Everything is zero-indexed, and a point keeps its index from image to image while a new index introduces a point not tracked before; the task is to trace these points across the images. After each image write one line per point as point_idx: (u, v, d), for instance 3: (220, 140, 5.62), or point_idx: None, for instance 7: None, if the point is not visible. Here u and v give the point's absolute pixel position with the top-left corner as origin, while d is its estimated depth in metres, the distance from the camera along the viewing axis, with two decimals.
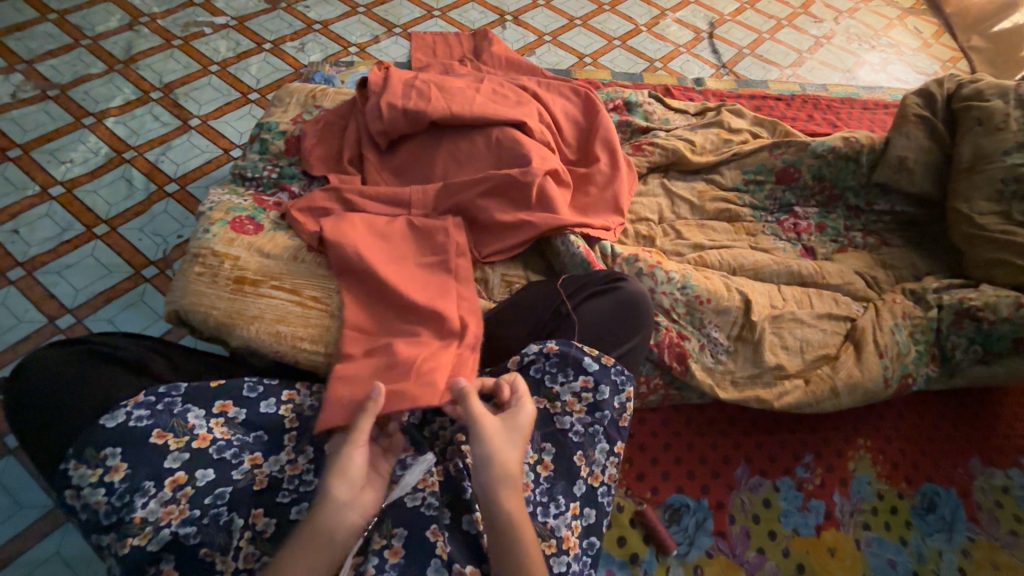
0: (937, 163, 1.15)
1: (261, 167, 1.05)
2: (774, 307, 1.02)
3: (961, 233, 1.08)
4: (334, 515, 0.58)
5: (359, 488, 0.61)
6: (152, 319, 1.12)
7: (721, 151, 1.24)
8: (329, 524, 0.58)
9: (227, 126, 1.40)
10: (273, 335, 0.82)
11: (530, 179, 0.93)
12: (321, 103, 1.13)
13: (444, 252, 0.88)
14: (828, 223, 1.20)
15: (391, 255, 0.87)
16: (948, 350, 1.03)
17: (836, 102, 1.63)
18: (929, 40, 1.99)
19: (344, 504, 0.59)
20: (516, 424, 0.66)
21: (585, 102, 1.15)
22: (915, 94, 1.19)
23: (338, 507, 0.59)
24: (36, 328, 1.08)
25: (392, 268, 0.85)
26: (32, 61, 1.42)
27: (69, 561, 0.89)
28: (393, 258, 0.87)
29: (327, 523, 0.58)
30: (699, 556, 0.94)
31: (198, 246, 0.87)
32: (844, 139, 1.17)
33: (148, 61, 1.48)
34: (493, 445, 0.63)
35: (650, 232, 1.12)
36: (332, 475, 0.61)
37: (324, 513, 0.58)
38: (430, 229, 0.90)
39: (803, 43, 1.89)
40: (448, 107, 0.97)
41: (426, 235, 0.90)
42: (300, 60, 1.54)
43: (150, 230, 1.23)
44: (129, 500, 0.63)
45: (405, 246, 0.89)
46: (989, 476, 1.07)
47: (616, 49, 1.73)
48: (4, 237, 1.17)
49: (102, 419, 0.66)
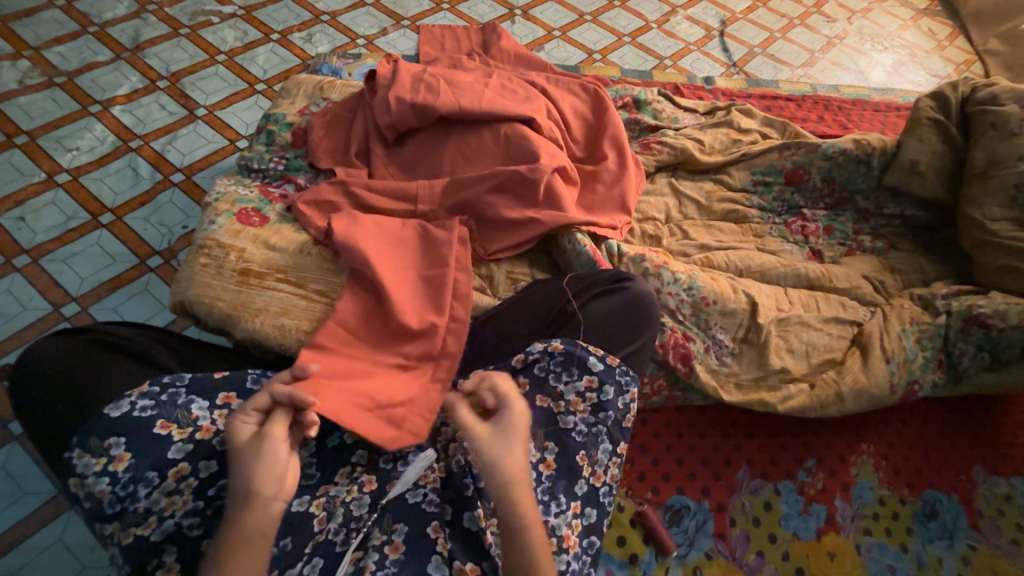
0: (949, 168, 1.14)
1: (267, 158, 1.04)
2: (781, 310, 1.01)
3: (972, 239, 1.07)
4: (259, 512, 0.58)
5: (282, 481, 0.60)
6: (156, 309, 1.12)
7: (730, 151, 1.23)
8: (254, 521, 0.57)
9: (233, 116, 1.39)
10: (277, 328, 0.82)
11: (538, 176, 0.92)
12: (329, 96, 1.13)
13: (444, 265, 0.85)
14: (836, 226, 1.19)
15: (394, 261, 0.85)
16: (955, 357, 1.02)
17: (847, 103, 1.61)
18: (943, 42, 1.96)
19: (269, 498, 0.59)
20: (503, 426, 0.65)
21: (593, 99, 1.14)
22: (929, 97, 1.17)
23: (263, 503, 0.58)
24: (42, 316, 1.08)
25: (392, 276, 0.83)
26: (39, 47, 1.41)
27: (71, 548, 0.90)
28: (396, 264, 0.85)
29: (250, 522, 0.57)
30: (698, 558, 0.94)
31: (203, 237, 0.86)
32: (855, 141, 1.16)
33: (155, 50, 1.47)
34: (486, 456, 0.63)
35: (657, 232, 1.11)
36: (248, 472, 0.59)
37: (251, 515, 0.57)
38: (433, 237, 0.88)
39: (815, 43, 1.87)
40: (457, 102, 0.96)
41: (426, 242, 0.88)
42: (307, 51, 1.53)
43: (156, 220, 1.22)
44: (133, 490, 0.64)
45: (406, 251, 0.87)
46: (992, 485, 1.07)
47: (626, 46, 1.72)
48: (10, 224, 1.17)
49: (107, 409, 0.66)
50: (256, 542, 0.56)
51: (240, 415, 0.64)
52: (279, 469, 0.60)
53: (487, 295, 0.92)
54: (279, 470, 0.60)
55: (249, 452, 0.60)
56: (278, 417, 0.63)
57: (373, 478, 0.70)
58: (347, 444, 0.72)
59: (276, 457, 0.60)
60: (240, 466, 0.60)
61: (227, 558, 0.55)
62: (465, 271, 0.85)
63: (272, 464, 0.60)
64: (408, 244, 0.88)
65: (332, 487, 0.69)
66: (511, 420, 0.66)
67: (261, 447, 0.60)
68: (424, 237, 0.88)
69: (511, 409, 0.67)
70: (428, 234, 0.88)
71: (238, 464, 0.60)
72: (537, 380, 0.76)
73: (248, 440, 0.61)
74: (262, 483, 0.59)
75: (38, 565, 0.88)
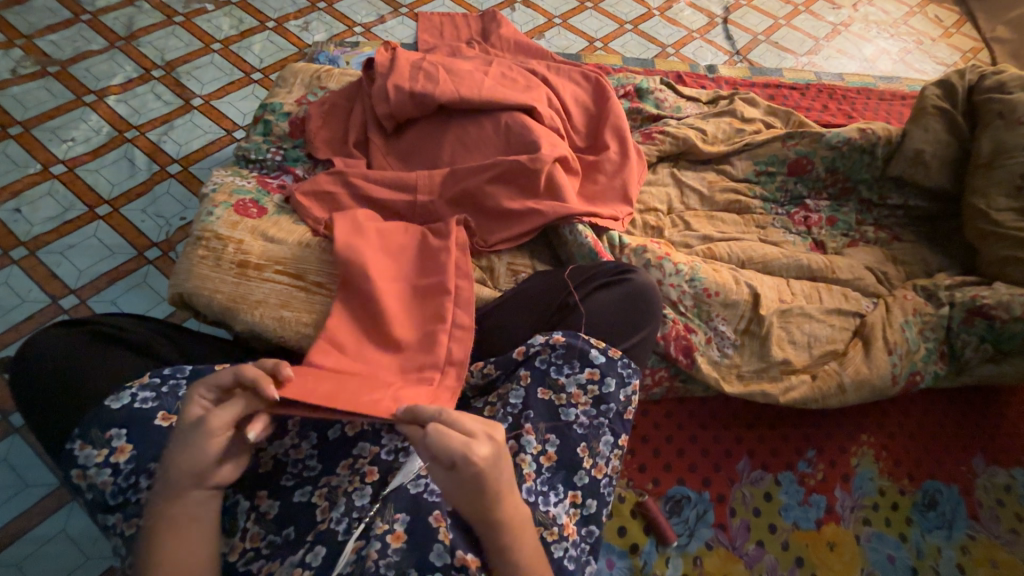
0: (954, 158, 1.13)
1: (264, 149, 1.03)
2: (783, 302, 1.00)
3: (976, 229, 1.06)
4: (182, 497, 0.58)
5: (211, 472, 0.59)
6: (155, 302, 1.12)
7: (733, 141, 1.22)
8: (177, 506, 0.58)
9: (230, 106, 1.37)
10: (277, 320, 0.82)
11: (539, 166, 0.91)
12: (326, 85, 1.11)
13: (445, 272, 0.82)
14: (839, 217, 1.18)
15: (391, 271, 0.83)
16: (957, 348, 1.02)
17: (852, 92, 1.59)
18: (949, 29, 1.93)
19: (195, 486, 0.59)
20: (495, 464, 0.59)
21: (595, 88, 1.12)
22: (935, 85, 1.16)
23: (186, 489, 0.58)
24: (40, 308, 1.08)
25: (387, 285, 0.81)
26: (32, 36, 1.39)
27: (75, 538, 0.90)
28: (392, 274, 0.83)
29: (172, 504, 0.58)
30: (699, 547, 0.94)
31: (201, 229, 0.85)
32: (860, 130, 1.14)
33: (149, 38, 1.45)
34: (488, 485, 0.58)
35: (659, 223, 1.10)
36: (179, 455, 0.58)
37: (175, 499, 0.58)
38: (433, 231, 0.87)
39: (820, 30, 1.84)
40: (457, 90, 0.95)
41: (427, 234, 0.88)
42: (304, 39, 1.51)
43: (153, 211, 1.21)
44: (135, 481, 0.64)
45: (404, 261, 0.85)
46: (992, 475, 1.07)
47: (628, 33, 1.69)
48: (6, 216, 1.16)
49: (107, 401, 0.66)
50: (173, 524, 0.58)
51: (199, 392, 0.61)
52: (207, 461, 0.58)
53: (487, 287, 0.91)
54: (208, 462, 0.59)
55: (187, 435, 0.59)
56: (227, 405, 0.60)
57: (375, 469, 0.70)
58: (348, 436, 0.72)
59: (204, 449, 0.58)
60: (176, 447, 0.59)
61: (150, 533, 0.57)
62: (467, 278, 0.82)
63: (199, 455, 0.58)
64: (406, 253, 0.86)
65: (334, 478, 0.69)
66: (500, 455, 0.59)
67: (195, 434, 0.58)
68: (425, 248, 0.86)
69: (498, 443, 0.60)
70: (427, 244, 0.86)
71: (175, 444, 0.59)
72: (539, 372, 0.76)
73: (191, 422, 0.59)
74: (186, 469, 0.58)
75: (43, 555, 0.89)
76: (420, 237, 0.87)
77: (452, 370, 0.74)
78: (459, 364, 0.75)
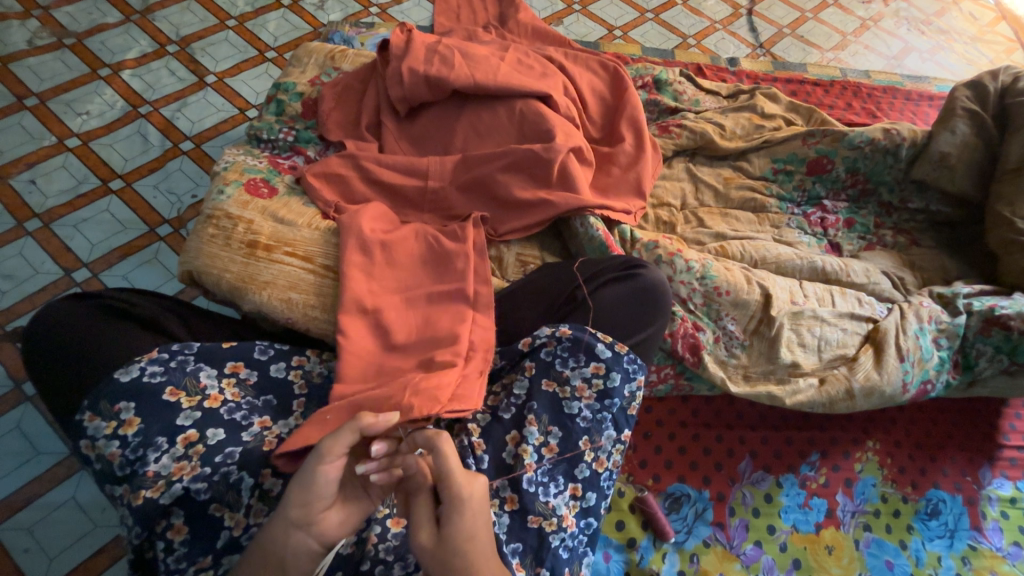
0: (981, 162, 1.09)
1: (276, 128, 1.02)
2: (796, 303, 0.97)
3: (997, 238, 1.03)
4: (285, 535, 0.58)
5: (320, 512, 0.59)
6: (166, 278, 1.13)
7: (752, 137, 1.18)
8: (278, 542, 0.58)
9: (243, 84, 1.37)
10: (284, 302, 0.81)
11: (552, 156, 0.90)
12: (340, 65, 1.09)
13: (461, 279, 0.81)
14: (857, 219, 1.15)
15: (397, 282, 0.82)
16: (971, 358, 1.00)
17: (878, 90, 1.54)
18: (984, 28, 1.86)
19: (296, 525, 0.58)
20: (451, 512, 0.58)
21: (613, 77, 1.10)
22: (965, 87, 1.13)
23: (288, 527, 0.58)
24: (53, 280, 1.09)
25: (394, 299, 0.80)
26: (49, 6, 1.39)
27: (84, 506, 0.93)
28: (399, 285, 0.82)
29: (278, 539, 0.58)
30: (696, 545, 0.94)
31: (212, 207, 0.85)
32: (884, 130, 1.11)
33: (164, 13, 1.44)
34: (468, 527, 0.58)
35: (671, 219, 1.10)
36: (311, 505, 0.58)
37: (295, 538, 0.58)
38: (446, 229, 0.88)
39: (848, 25, 1.78)
40: (472, 76, 0.93)
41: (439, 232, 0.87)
42: (319, 18, 1.49)
43: (165, 188, 1.22)
44: (142, 454, 0.64)
45: (410, 264, 0.84)
46: (997, 486, 1.06)
47: (649, 22, 1.65)
48: (21, 187, 1.17)
49: (116, 373, 0.67)
50: (281, 558, 0.58)
51: (321, 462, 0.57)
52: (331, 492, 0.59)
53: (495, 278, 0.91)
54: (318, 503, 0.58)
55: (307, 485, 0.58)
56: (342, 433, 0.58)
57: None
58: None
59: (323, 482, 0.58)
60: (296, 493, 0.58)
61: (267, 558, 0.58)
62: (484, 286, 0.81)
63: (317, 491, 0.58)
64: (416, 256, 0.84)
65: None
66: (462, 505, 0.59)
67: (312, 465, 0.58)
68: (439, 245, 0.84)
69: (465, 493, 0.59)
70: (440, 250, 0.84)
71: (295, 492, 0.58)
72: (544, 364, 0.76)
73: (310, 480, 0.58)
74: (296, 504, 0.58)
75: (51, 521, 0.91)
76: (431, 239, 0.85)
77: (474, 358, 0.75)
78: (482, 353, 0.76)
